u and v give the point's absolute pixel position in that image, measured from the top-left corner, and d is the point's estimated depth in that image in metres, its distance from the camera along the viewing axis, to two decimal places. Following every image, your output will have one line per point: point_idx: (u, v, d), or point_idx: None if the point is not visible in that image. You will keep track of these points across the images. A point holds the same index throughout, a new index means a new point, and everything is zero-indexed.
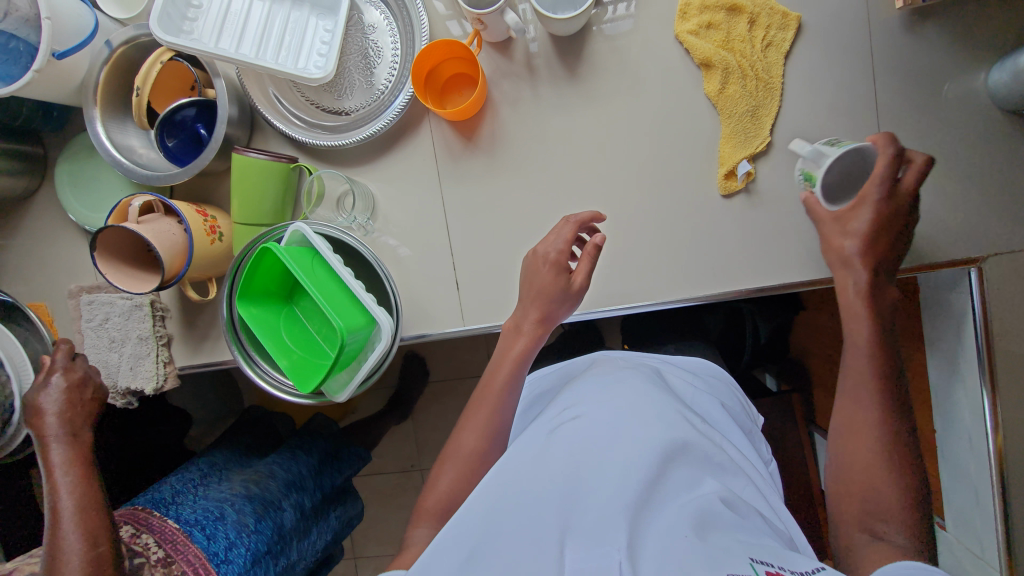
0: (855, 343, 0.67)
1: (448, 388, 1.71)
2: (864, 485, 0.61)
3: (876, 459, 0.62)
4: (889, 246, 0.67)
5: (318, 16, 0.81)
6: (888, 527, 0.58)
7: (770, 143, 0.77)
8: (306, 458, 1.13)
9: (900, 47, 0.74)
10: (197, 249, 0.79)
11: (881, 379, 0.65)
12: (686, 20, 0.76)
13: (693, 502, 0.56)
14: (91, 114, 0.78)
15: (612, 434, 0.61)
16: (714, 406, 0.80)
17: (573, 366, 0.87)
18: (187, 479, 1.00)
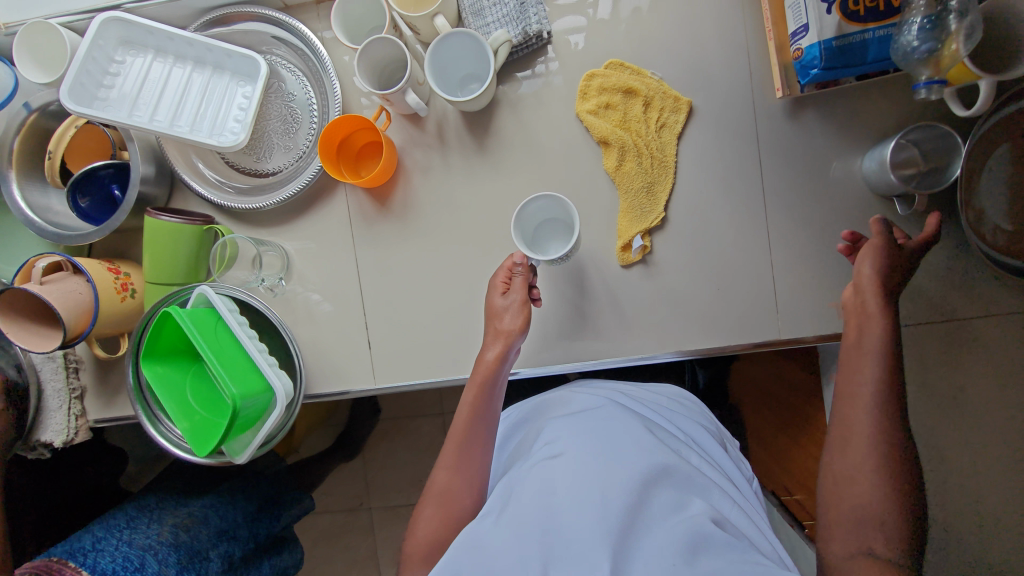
0: (852, 362, 0.63)
1: (396, 427, 1.62)
2: (851, 503, 0.57)
3: (860, 481, 0.57)
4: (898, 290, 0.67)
5: (237, 83, 0.84)
6: (874, 540, 0.55)
7: (665, 218, 0.80)
8: (245, 504, 1.05)
9: (783, 133, 0.78)
10: (105, 307, 0.80)
11: (884, 404, 0.60)
12: (586, 100, 0.81)
13: (680, 526, 0.54)
14: (6, 175, 0.79)
15: (587, 459, 0.59)
16: (695, 428, 0.79)
17: (550, 392, 0.83)
18: (110, 525, 0.91)
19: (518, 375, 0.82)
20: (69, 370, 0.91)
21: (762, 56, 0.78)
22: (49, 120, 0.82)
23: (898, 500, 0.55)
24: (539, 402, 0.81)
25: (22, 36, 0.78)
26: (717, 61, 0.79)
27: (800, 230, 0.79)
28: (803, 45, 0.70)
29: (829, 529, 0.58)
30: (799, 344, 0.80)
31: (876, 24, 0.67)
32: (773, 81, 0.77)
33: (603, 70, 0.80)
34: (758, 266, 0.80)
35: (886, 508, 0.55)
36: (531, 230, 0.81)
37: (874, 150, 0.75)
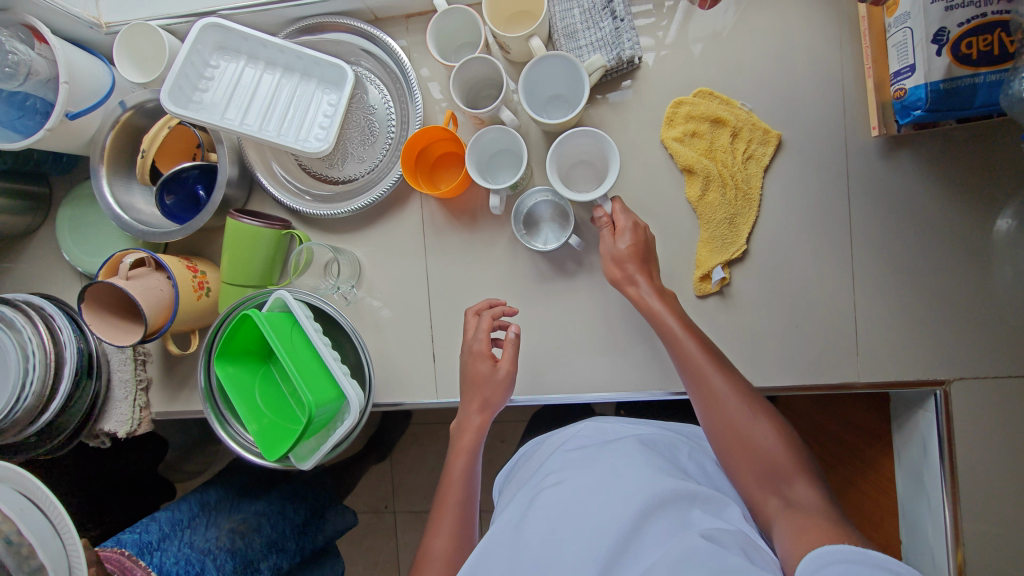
0: (707, 382, 0.67)
1: (427, 433, 1.59)
2: (750, 452, 0.63)
3: (746, 426, 0.64)
4: (647, 262, 0.75)
5: (323, 92, 0.85)
6: (790, 484, 0.60)
7: (746, 250, 0.79)
8: (294, 516, 1.01)
9: (874, 171, 0.77)
10: (183, 303, 0.81)
11: (727, 369, 0.68)
12: (672, 126, 0.80)
13: (673, 552, 0.49)
14: (97, 171, 0.81)
15: (586, 491, 0.57)
16: (710, 463, 0.70)
17: (563, 434, 0.76)
18: (176, 518, 0.89)
19: (514, 402, 0.82)
20: (137, 363, 0.93)
21: (857, 92, 0.76)
22: (141, 119, 0.84)
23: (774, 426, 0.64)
24: (552, 439, 0.77)
25: (124, 38, 0.81)
26: (810, 95, 0.78)
27: (883, 271, 0.77)
28: (908, 86, 0.69)
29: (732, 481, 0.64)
30: (855, 390, 0.78)
31: (988, 69, 0.65)
32: (869, 119, 0.75)
33: (691, 98, 0.80)
34: (838, 305, 0.78)
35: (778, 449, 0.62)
36: (484, 155, 0.81)
37: (542, 203, 0.83)
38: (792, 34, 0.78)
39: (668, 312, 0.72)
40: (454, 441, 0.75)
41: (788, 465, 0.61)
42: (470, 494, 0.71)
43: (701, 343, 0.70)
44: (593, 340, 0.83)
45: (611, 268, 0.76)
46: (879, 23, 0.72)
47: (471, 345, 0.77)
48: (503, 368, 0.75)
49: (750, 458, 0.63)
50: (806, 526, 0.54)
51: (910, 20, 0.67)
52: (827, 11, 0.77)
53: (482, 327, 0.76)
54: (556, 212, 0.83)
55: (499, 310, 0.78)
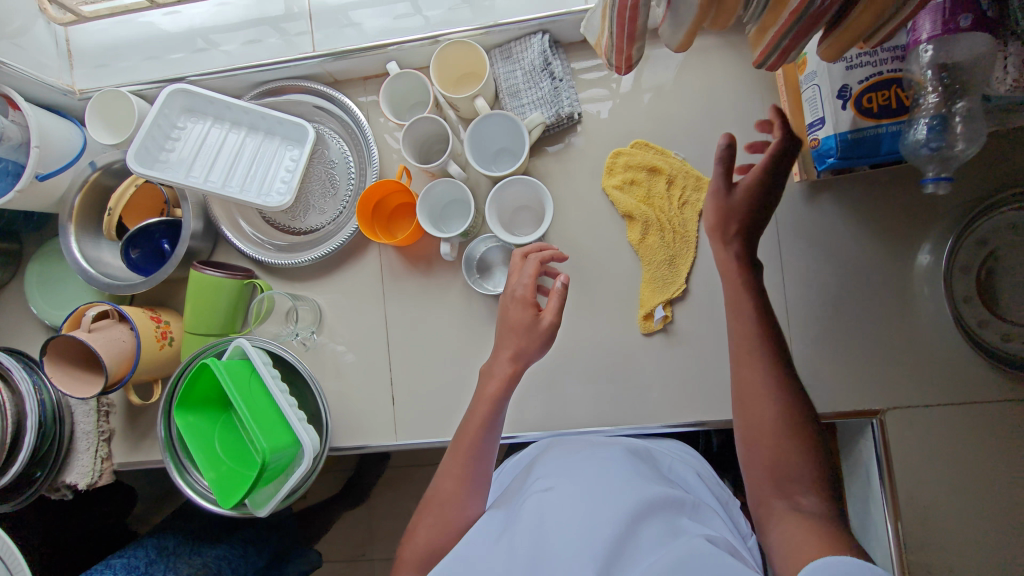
0: (744, 376, 0.64)
1: (402, 477, 1.59)
2: (778, 460, 0.59)
3: (772, 430, 0.61)
4: (719, 222, 0.71)
5: (286, 148, 0.90)
6: (800, 492, 0.58)
7: (686, 289, 0.83)
8: (257, 557, 1.01)
9: (801, 212, 0.82)
10: (145, 353, 0.84)
11: (770, 356, 0.64)
12: (612, 175, 0.85)
13: (667, 553, 0.50)
14: (66, 228, 0.85)
15: (578, 495, 0.58)
16: (689, 474, 0.72)
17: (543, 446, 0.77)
18: (131, 564, 0.90)
19: None
20: (99, 414, 0.94)
21: (780, 141, 0.83)
22: (110, 178, 0.88)
23: (805, 441, 0.60)
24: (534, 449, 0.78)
25: (94, 104, 0.86)
26: (738, 144, 0.84)
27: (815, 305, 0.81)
28: (820, 136, 0.75)
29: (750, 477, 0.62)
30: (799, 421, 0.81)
31: (889, 121, 0.71)
32: (791, 165, 0.81)
33: (628, 149, 0.85)
34: (777, 339, 0.81)
35: (804, 464, 0.59)
36: (436, 206, 0.85)
37: (491, 250, 0.87)
38: (718, 89, 0.84)
39: (751, 292, 0.68)
40: (480, 388, 0.71)
41: (799, 475, 0.58)
42: (472, 474, 0.66)
43: (740, 326, 0.67)
44: (546, 378, 0.86)
45: (514, 310, 0.72)
46: (793, 79, 0.79)
47: (514, 291, 0.73)
48: (546, 319, 0.70)
49: (772, 459, 0.60)
50: (802, 535, 0.54)
51: (817, 78, 0.74)
52: (748, 69, 0.84)
53: (527, 271, 0.72)
54: (506, 256, 0.87)
55: (548, 254, 0.74)
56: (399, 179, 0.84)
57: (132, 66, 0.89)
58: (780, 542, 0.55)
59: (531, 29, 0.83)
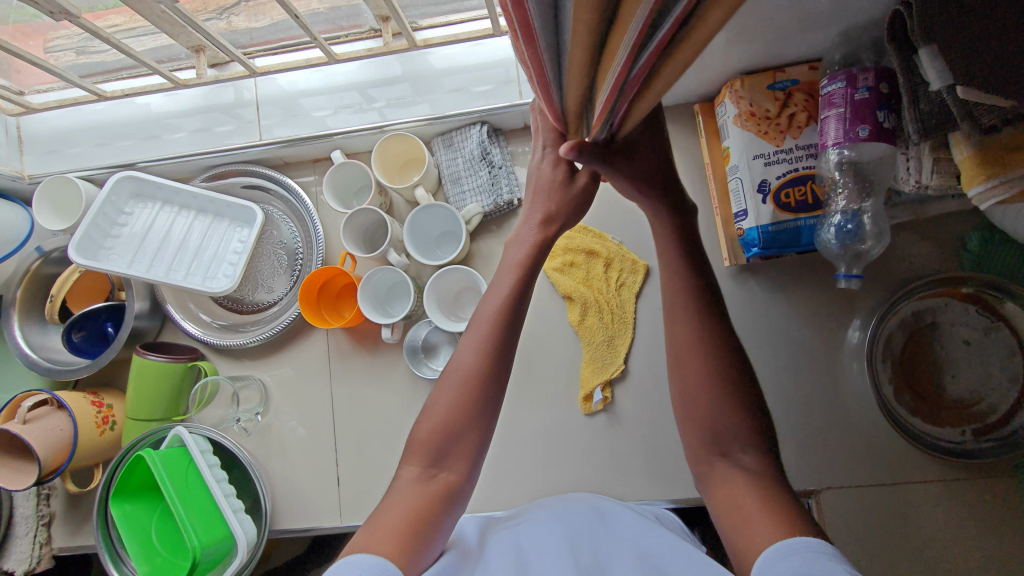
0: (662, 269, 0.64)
1: None
2: (687, 396, 0.58)
3: (716, 385, 0.56)
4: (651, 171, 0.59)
5: (234, 229, 0.92)
6: (740, 450, 0.54)
7: (625, 369, 0.85)
8: None
9: (734, 293, 0.84)
10: (83, 440, 0.83)
11: (698, 304, 0.60)
12: (552, 257, 0.88)
13: None
14: (7, 314, 0.85)
15: (537, 548, 0.55)
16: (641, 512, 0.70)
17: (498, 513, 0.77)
18: None
19: None
20: (40, 498, 0.93)
21: (712, 225, 0.85)
22: (56, 261, 0.89)
23: (715, 352, 0.57)
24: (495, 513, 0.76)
25: (42, 191, 0.87)
26: None
27: None
28: (744, 227, 0.78)
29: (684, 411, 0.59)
30: None
31: (806, 214, 0.74)
32: (721, 249, 0.84)
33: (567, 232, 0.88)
34: None
35: (742, 417, 0.55)
36: (377, 291, 0.86)
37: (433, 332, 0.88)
38: None
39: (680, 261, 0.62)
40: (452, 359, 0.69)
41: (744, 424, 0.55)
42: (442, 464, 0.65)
43: (672, 281, 0.62)
44: (490, 457, 0.86)
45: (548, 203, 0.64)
46: (720, 169, 0.83)
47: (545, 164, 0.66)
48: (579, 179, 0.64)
49: (699, 406, 0.57)
50: (737, 500, 0.51)
51: (739, 171, 0.77)
52: (680, 156, 0.87)
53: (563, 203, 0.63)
54: (449, 335, 0.88)
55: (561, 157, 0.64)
56: (342, 264, 0.86)
57: (83, 152, 0.91)
58: (721, 503, 0.53)
59: (471, 118, 0.86)
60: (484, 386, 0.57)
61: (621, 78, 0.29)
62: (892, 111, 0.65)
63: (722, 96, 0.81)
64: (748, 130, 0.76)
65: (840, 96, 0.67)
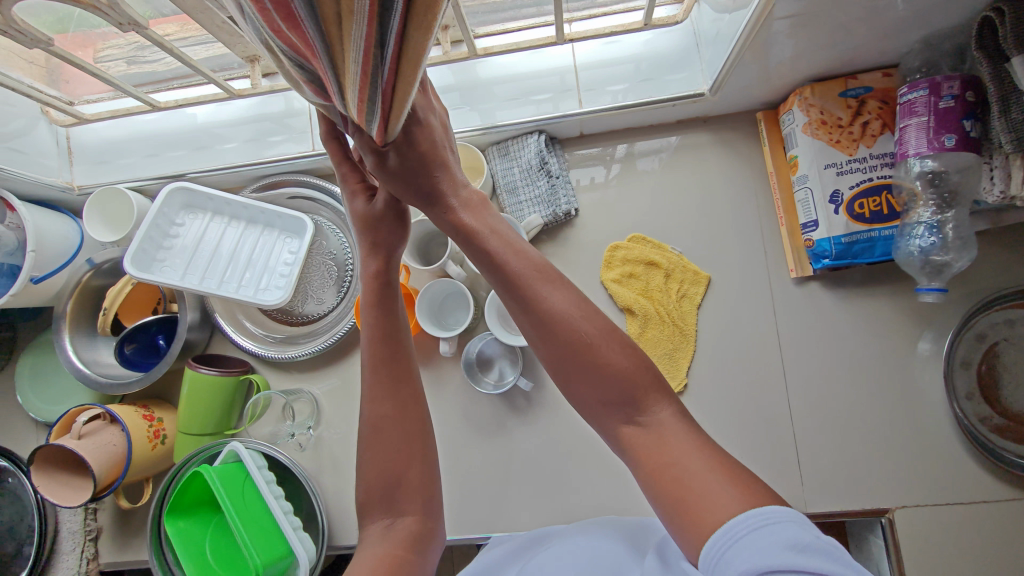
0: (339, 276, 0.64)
1: None
2: (595, 371, 0.52)
3: (610, 351, 0.51)
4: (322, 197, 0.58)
5: (284, 240, 0.90)
6: (644, 405, 0.51)
7: (687, 384, 0.82)
8: None
9: (799, 305, 0.82)
10: (137, 455, 0.82)
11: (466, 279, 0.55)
12: (610, 268, 0.86)
13: None
14: (59, 326, 0.84)
15: None
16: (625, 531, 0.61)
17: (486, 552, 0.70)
18: None
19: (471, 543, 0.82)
20: (87, 512, 0.92)
21: (775, 236, 0.83)
22: (106, 273, 0.88)
23: (549, 329, 0.52)
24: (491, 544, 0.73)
25: (93, 202, 0.86)
26: (733, 237, 0.84)
27: (819, 400, 0.80)
28: (814, 238, 0.76)
29: (563, 382, 0.54)
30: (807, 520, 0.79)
31: (882, 225, 0.73)
32: (787, 261, 0.82)
33: (625, 243, 0.86)
34: (780, 434, 0.80)
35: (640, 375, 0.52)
36: (432, 303, 0.84)
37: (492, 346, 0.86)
38: (712, 184, 0.86)
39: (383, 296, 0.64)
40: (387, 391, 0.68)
41: (647, 382, 0.51)
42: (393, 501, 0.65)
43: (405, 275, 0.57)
44: (544, 474, 0.84)
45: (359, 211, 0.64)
46: (785, 178, 0.81)
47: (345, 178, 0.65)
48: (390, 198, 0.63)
49: (578, 371, 0.52)
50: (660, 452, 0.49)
51: (809, 181, 0.76)
52: (742, 165, 0.85)
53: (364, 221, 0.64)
54: (505, 348, 0.86)
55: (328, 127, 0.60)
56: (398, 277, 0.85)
57: (134, 163, 0.90)
58: (643, 461, 0.50)
59: (527, 128, 0.84)
60: (407, 424, 0.62)
61: (366, 44, 0.30)
62: (979, 120, 0.64)
63: (788, 104, 0.79)
64: (819, 139, 0.75)
65: (922, 105, 0.65)
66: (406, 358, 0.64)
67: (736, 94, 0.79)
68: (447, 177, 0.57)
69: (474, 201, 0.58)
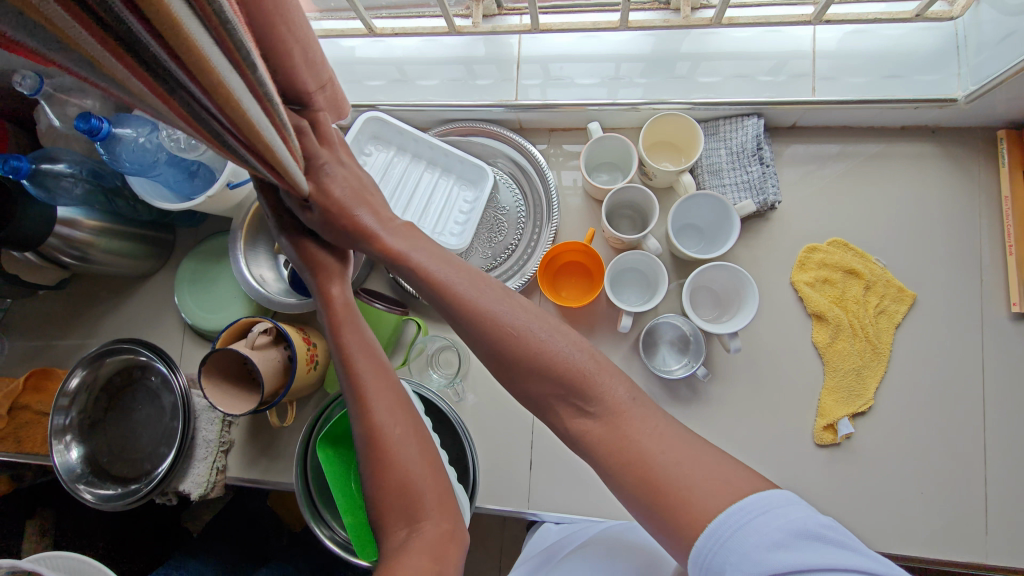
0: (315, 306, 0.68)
1: None
2: (553, 381, 0.50)
3: (561, 356, 0.50)
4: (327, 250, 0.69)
5: (463, 187, 0.89)
6: (590, 394, 0.50)
7: (872, 404, 0.77)
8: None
9: (1012, 344, 0.75)
10: (296, 376, 0.81)
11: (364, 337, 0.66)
12: (803, 270, 0.81)
13: None
14: (236, 234, 0.85)
15: None
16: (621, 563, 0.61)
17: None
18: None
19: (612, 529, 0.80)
20: (224, 425, 0.92)
21: (995, 266, 0.77)
22: None
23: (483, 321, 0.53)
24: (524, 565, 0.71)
25: None
26: (945, 260, 0.79)
27: (1016, 449, 0.74)
28: None
29: (514, 390, 0.53)
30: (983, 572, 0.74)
31: None
32: (1007, 293, 0.76)
33: (825, 246, 0.81)
34: (969, 476, 0.75)
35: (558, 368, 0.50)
36: (614, 273, 0.82)
37: (666, 330, 0.82)
38: (930, 200, 0.80)
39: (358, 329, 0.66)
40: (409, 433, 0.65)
41: (589, 368, 0.51)
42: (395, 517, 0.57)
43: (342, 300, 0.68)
44: None
45: (307, 253, 0.69)
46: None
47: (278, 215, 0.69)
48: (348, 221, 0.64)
49: (533, 376, 0.51)
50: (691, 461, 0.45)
51: None
52: (968, 185, 0.79)
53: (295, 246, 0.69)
54: (679, 337, 0.82)
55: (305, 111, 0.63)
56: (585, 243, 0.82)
57: None
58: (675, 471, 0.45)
59: (745, 109, 0.80)
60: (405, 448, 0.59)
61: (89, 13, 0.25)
62: None
63: None
64: None
65: None
66: (388, 377, 0.63)
67: (989, 106, 0.73)
68: (366, 215, 0.63)
69: (400, 230, 0.63)
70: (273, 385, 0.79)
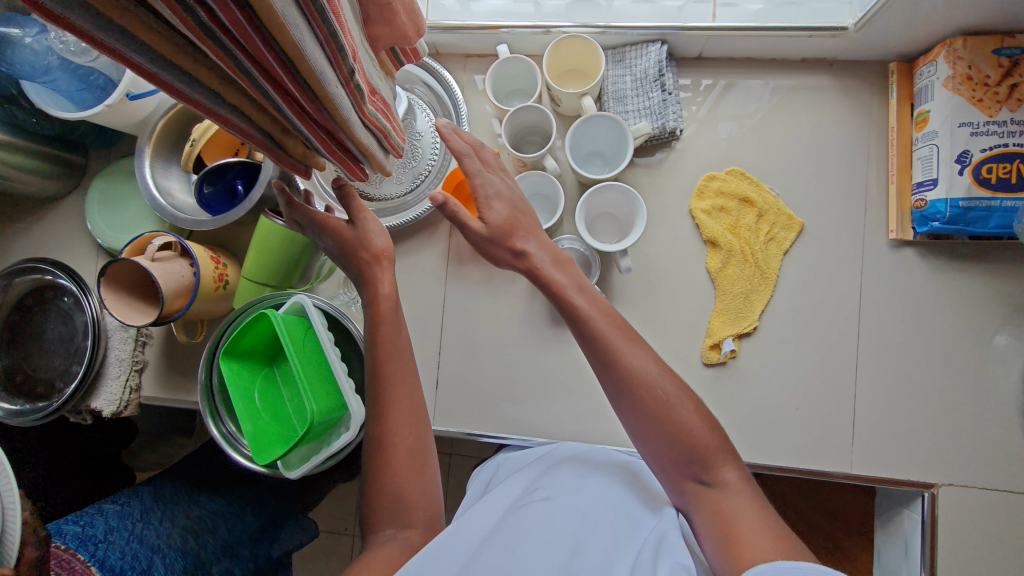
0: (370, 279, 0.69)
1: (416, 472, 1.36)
2: (685, 439, 0.53)
3: (679, 411, 0.54)
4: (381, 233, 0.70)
5: None
6: (718, 465, 0.52)
7: (757, 326, 0.81)
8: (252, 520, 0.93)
9: (888, 270, 0.80)
10: (200, 292, 0.82)
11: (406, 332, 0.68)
12: (701, 198, 0.84)
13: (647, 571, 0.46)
14: (142, 149, 0.84)
15: (573, 517, 0.53)
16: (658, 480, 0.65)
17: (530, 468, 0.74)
18: (125, 513, 0.81)
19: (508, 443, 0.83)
20: (137, 343, 0.92)
21: (879, 196, 0.80)
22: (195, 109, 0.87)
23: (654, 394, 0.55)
24: (515, 457, 0.77)
25: None
26: (835, 191, 0.82)
27: (887, 369, 0.79)
28: (929, 198, 0.73)
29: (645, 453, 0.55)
30: (849, 481, 0.79)
31: (1005, 195, 0.70)
32: (887, 222, 0.79)
33: (723, 174, 0.84)
34: (841, 392, 0.79)
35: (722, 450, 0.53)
36: None
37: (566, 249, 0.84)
38: (825, 132, 0.82)
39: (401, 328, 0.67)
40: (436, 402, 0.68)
41: (716, 445, 0.53)
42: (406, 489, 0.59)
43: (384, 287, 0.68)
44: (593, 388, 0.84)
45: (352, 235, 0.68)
46: (908, 135, 0.77)
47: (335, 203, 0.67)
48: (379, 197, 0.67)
49: (664, 442, 0.53)
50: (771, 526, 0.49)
51: (937, 138, 0.72)
52: (861, 117, 0.82)
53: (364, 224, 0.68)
54: (580, 261, 0.84)
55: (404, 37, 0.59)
56: None
57: None
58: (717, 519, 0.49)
59: (650, 36, 0.80)
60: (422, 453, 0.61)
61: None
62: None
63: (933, 55, 0.74)
64: (960, 94, 0.71)
65: None
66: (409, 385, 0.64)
67: (877, 36, 0.75)
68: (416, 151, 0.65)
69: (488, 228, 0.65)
70: (176, 300, 0.80)
